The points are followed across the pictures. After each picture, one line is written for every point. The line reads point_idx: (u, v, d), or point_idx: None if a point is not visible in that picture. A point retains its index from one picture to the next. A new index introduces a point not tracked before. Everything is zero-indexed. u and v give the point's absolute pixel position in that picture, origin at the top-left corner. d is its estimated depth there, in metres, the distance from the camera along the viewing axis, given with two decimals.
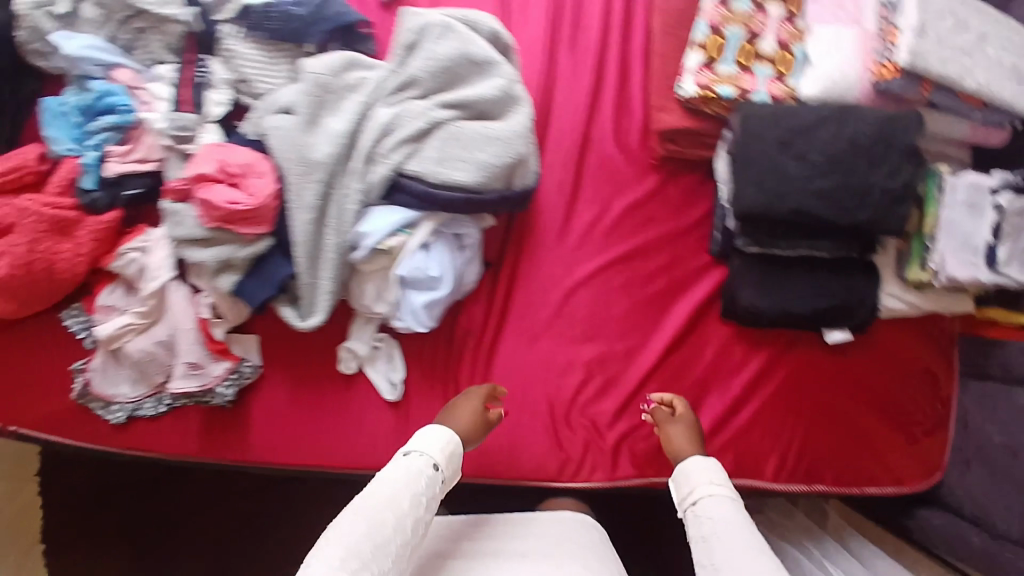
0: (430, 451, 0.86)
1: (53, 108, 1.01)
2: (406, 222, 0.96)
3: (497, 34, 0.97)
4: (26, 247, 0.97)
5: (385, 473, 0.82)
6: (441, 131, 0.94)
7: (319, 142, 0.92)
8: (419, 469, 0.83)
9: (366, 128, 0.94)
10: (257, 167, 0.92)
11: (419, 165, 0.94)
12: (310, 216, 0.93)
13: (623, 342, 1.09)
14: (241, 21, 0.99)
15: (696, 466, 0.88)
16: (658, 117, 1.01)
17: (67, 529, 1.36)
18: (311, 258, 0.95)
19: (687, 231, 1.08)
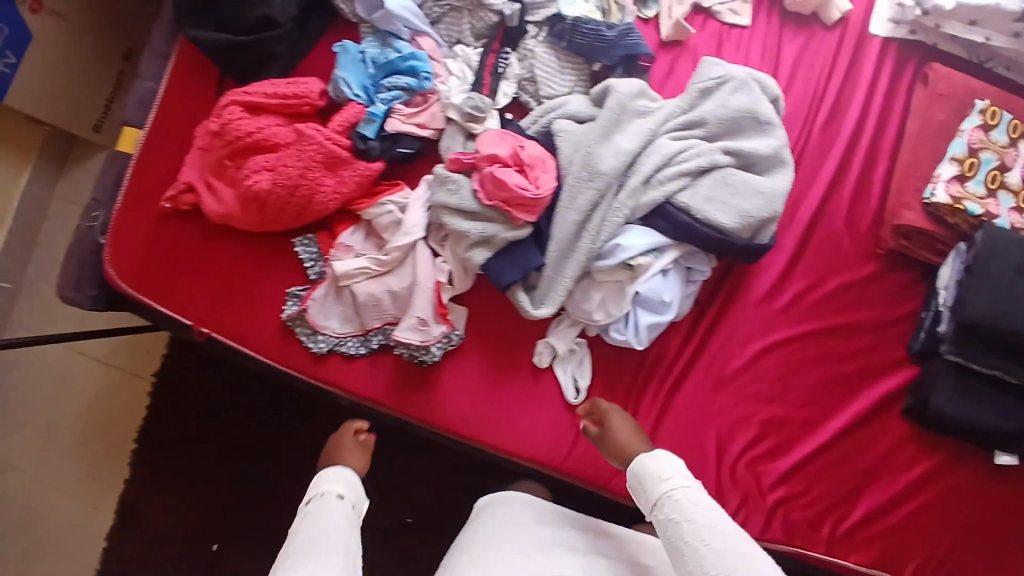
0: (331, 486, 0.90)
1: (354, 52, 1.09)
2: (657, 246, 0.99)
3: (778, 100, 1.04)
4: (298, 171, 1.05)
5: (305, 517, 0.85)
6: (716, 174, 0.99)
7: (605, 153, 0.98)
8: (332, 506, 0.87)
9: (649, 152, 0.99)
10: (545, 163, 0.98)
11: (689, 199, 0.98)
12: (576, 218, 0.98)
13: (804, 411, 1.13)
14: (551, 29, 1.09)
15: (654, 462, 0.85)
16: (900, 214, 1.08)
17: (199, 426, 1.50)
18: (561, 255, 0.99)
19: (889, 324, 1.13)
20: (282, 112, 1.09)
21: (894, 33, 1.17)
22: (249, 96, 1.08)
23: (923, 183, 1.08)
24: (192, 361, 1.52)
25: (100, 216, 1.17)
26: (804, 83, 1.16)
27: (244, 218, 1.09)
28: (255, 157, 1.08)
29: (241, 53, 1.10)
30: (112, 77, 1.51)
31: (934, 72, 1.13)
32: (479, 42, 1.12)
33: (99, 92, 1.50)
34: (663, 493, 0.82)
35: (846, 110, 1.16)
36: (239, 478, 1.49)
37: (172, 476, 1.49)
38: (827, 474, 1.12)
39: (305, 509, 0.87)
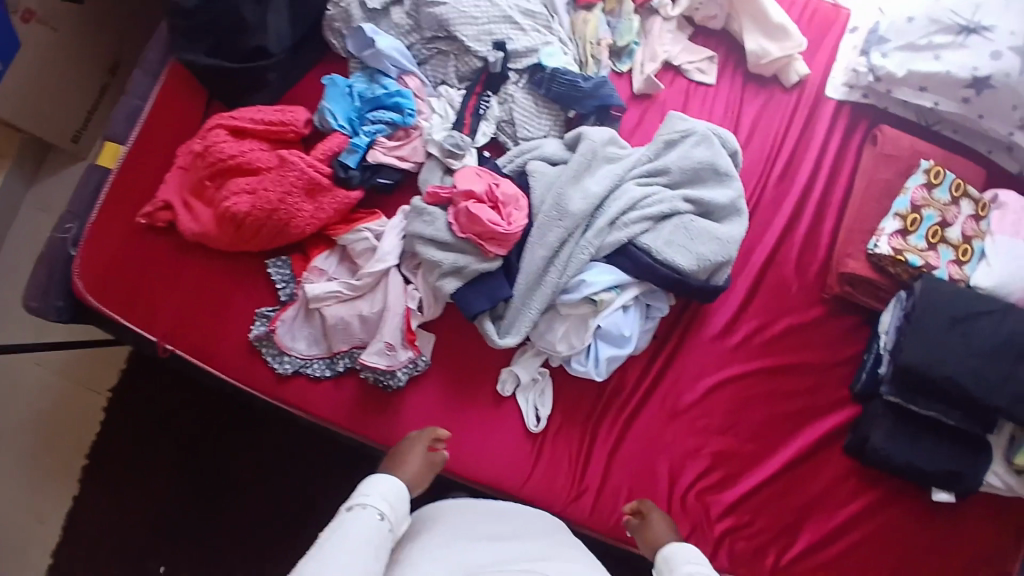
0: (374, 503, 0.85)
1: (341, 86, 1.15)
2: (619, 283, 1.04)
3: (736, 154, 1.13)
4: (279, 196, 1.09)
5: (336, 531, 0.80)
6: (677, 219, 1.06)
7: (574, 195, 1.04)
8: (366, 521, 0.82)
9: (616, 196, 1.05)
10: (518, 201, 1.04)
11: (651, 241, 1.04)
12: (545, 254, 1.03)
13: (751, 444, 1.16)
14: (531, 77, 1.17)
15: (679, 550, 0.94)
16: (846, 263, 1.16)
17: (146, 439, 1.44)
18: (527, 288, 1.04)
19: (834, 365, 1.19)
20: (266, 138, 1.13)
21: (847, 96, 1.28)
22: (235, 120, 1.12)
23: (869, 236, 1.17)
24: (146, 371, 1.47)
25: (73, 229, 1.16)
26: (762, 140, 1.26)
27: (219, 236, 1.12)
28: (236, 179, 1.10)
29: (232, 77, 1.14)
30: (97, 88, 1.50)
31: (881, 133, 1.23)
32: (462, 84, 1.18)
33: (81, 102, 1.48)
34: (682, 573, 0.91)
35: (800, 165, 1.25)
36: (180, 496, 1.42)
37: (112, 491, 1.42)
38: (771, 507, 1.14)
39: (338, 518, 0.83)
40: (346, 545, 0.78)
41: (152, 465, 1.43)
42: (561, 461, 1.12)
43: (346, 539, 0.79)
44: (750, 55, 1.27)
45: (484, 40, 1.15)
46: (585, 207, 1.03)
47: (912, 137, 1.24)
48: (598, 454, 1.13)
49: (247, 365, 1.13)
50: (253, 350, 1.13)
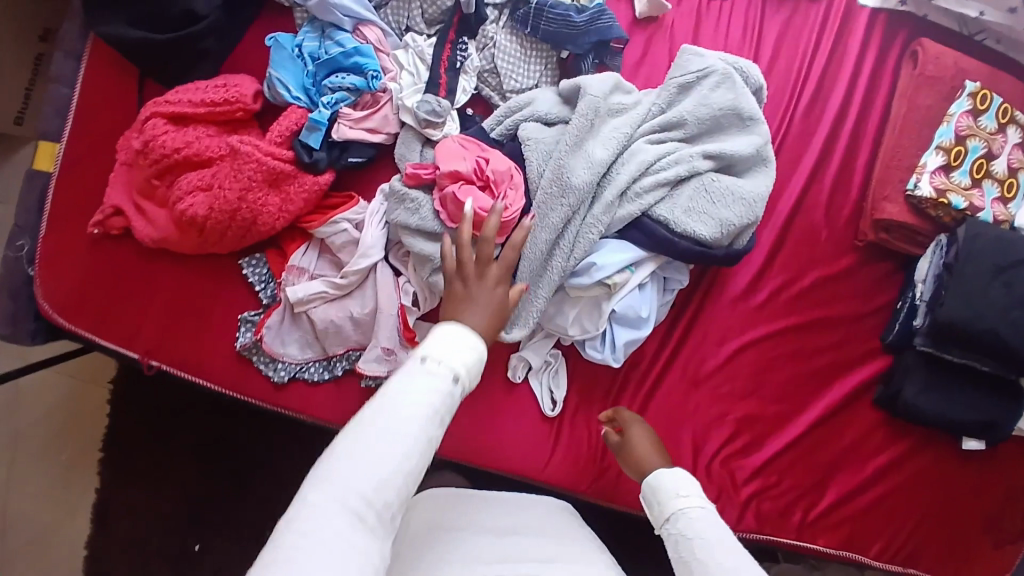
0: (445, 363, 0.66)
1: (289, 47, 0.97)
2: (634, 261, 0.93)
3: (761, 89, 0.98)
4: (237, 194, 0.94)
5: (396, 389, 0.63)
6: (694, 183, 0.93)
7: (576, 167, 0.90)
8: (434, 388, 0.64)
9: (623, 160, 0.92)
10: (512, 177, 0.90)
11: (667, 210, 0.92)
12: (548, 237, 0.91)
13: (778, 406, 1.11)
14: (512, 15, 0.99)
15: (672, 476, 0.77)
16: (881, 207, 1.05)
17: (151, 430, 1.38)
18: (531, 274, 0.93)
19: (863, 317, 1.12)
20: (212, 121, 0.97)
21: (883, 3, 1.10)
22: (172, 105, 0.96)
23: (907, 174, 1.05)
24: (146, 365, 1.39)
25: (26, 246, 1.05)
26: (787, 63, 1.09)
27: (183, 240, 0.99)
28: (186, 175, 0.96)
29: (162, 51, 0.96)
30: (30, 60, 1.23)
31: (923, 48, 1.07)
32: (432, 29, 1.00)
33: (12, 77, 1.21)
34: (676, 507, 0.74)
35: (830, 92, 1.10)
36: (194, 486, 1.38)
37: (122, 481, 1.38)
38: (798, 466, 1.11)
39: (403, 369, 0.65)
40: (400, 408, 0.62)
41: (156, 463, 1.38)
42: (580, 441, 1.08)
43: (404, 400, 0.62)
44: None
45: None
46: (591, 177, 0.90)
47: (956, 52, 1.08)
48: None
49: (235, 375, 1.04)
50: (241, 359, 1.04)
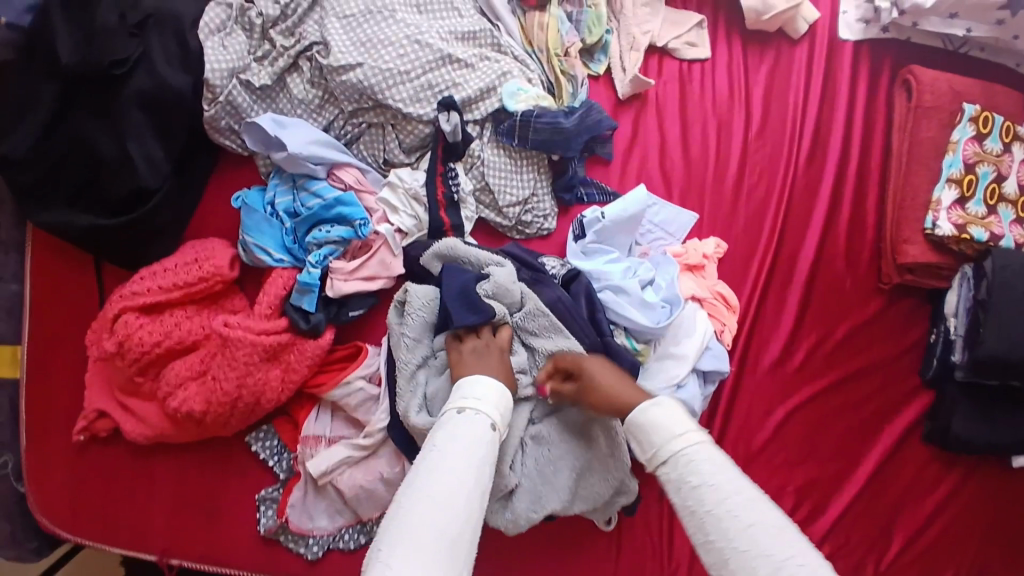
0: (487, 411, 0.74)
1: (260, 207, 0.88)
2: (639, 337, 0.93)
3: (558, 352, 0.87)
4: (235, 380, 0.85)
5: (449, 438, 0.69)
6: (515, 293, 0.88)
7: (549, 259, 0.95)
8: (474, 430, 0.71)
9: (540, 333, 0.88)
10: (537, 337, 0.88)
11: (489, 260, 0.89)
12: (495, 279, 0.87)
13: (832, 462, 1.06)
14: (495, 126, 0.91)
15: (662, 413, 0.70)
16: (904, 249, 1.03)
17: None
18: (431, 250, 0.89)
19: (901, 355, 1.09)
20: (187, 300, 0.88)
21: (864, 35, 1.11)
22: (142, 296, 0.86)
23: (923, 213, 1.03)
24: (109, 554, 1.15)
25: (10, 463, 0.95)
26: (779, 116, 1.07)
27: (183, 432, 0.90)
28: (170, 366, 0.87)
29: (120, 236, 0.86)
30: None
31: (914, 77, 1.06)
32: (412, 156, 0.91)
33: None
34: (676, 451, 0.68)
35: (829, 135, 1.08)
36: None
37: None
38: (862, 519, 1.05)
39: (448, 424, 0.71)
40: (453, 456, 0.67)
41: None
42: (645, 551, 0.94)
43: (452, 451, 0.68)
44: (748, 12, 1.07)
45: (425, 98, 0.86)
46: (453, 307, 0.85)
47: (948, 73, 1.08)
48: (679, 540, 0.95)
49: (253, 559, 0.93)
50: (258, 542, 0.94)
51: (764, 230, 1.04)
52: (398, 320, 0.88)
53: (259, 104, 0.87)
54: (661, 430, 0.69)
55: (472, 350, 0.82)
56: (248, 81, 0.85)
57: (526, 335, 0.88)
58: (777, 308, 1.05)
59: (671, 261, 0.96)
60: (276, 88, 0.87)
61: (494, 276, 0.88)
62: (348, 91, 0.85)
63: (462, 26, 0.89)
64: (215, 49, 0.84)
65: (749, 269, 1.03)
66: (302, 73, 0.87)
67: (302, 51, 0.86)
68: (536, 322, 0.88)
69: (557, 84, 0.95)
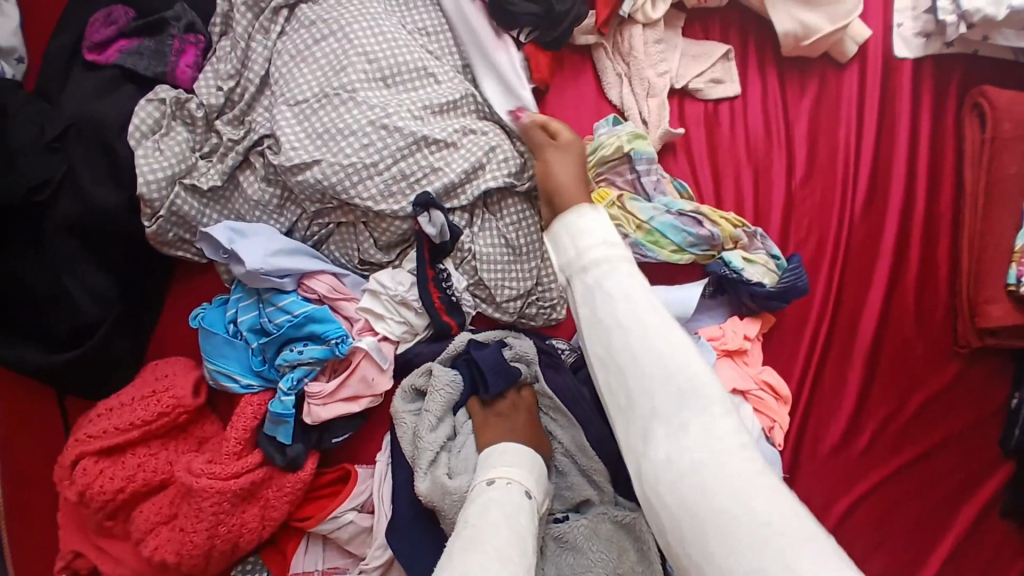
0: (522, 478, 0.64)
1: (221, 327, 0.76)
2: None
3: (583, 439, 0.76)
4: (205, 532, 0.73)
5: (483, 509, 0.59)
6: (534, 366, 0.77)
7: (559, 340, 0.81)
8: (512, 500, 0.61)
9: (568, 404, 0.77)
10: (564, 417, 0.77)
11: (503, 334, 0.79)
12: (516, 348, 0.77)
13: (917, 570, 0.86)
14: (484, 215, 0.79)
15: (586, 219, 0.54)
16: (983, 310, 0.85)
17: None
18: (445, 352, 0.77)
19: (986, 429, 0.92)
20: (151, 436, 0.77)
21: (925, 51, 0.93)
22: (97, 439, 0.75)
23: (1006, 264, 0.86)
24: None
25: None
26: (828, 157, 0.90)
27: None
28: (139, 510, 0.76)
29: (63, 376, 0.74)
30: None
31: (988, 99, 0.89)
32: (392, 253, 0.78)
33: None
34: (588, 252, 0.53)
35: (889, 174, 0.91)
36: None
37: None
38: None
39: (478, 493, 0.61)
40: (493, 529, 0.55)
41: None
42: None
43: (488, 520, 0.57)
44: (783, 37, 0.91)
45: (397, 193, 0.72)
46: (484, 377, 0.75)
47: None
48: None
49: None
50: None
51: (814, 295, 0.90)
52: (412, 407, 0.76)
53: (211, 209, 0.75)
54: (596, 260, 0.53)
55: (500, 414, 0.73)
56: (194, 185, 0.72)
57: (551, 415, 0.77)
58: (834, 382, 0.89)
59: (710, 349, 0.81)
60: (228, 188, 0.75)
61: (515, 347, 0.77)
62: (308, 192, 0.71)
63: (441, 97, 0.75)
64: (149, 151, 0.71)
65: (799, 341, 0.89)
66: (254, 170, 0.74)
67: (253, 145, 0.73)
68: (559, 399, 0.77)
69: (629, 213, 0.82)
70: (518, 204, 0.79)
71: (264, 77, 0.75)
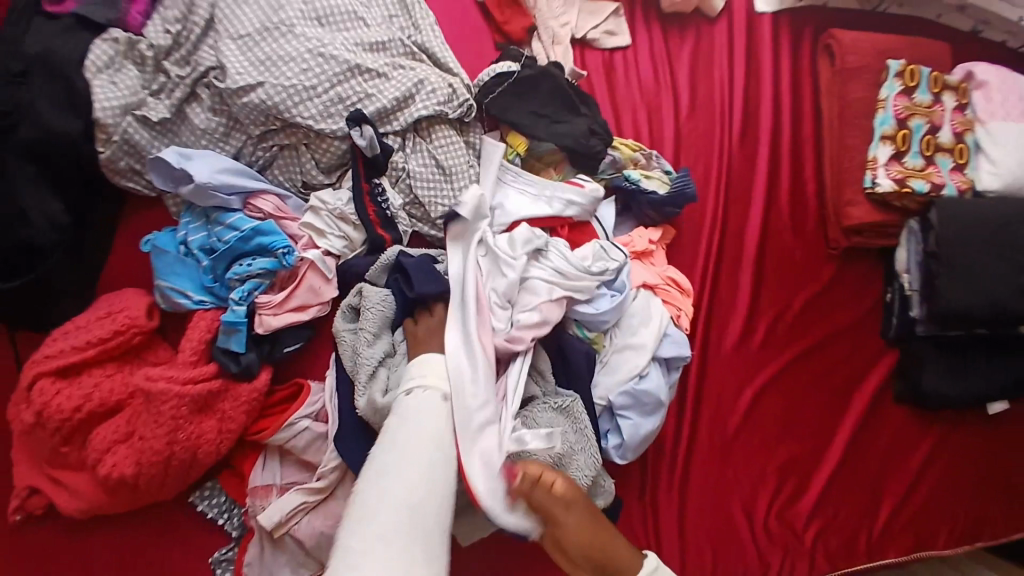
0: (438, 382, 0.75)
1: (174, 247, 0.81)
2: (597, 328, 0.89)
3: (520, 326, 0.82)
4: (164, 437, 0.77)
5: (401, 420, 0.70)
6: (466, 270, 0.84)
7: None
8: (429, 405, 0.72)
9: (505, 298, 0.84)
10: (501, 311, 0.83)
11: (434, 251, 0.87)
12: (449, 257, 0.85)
13: (811, 439, 1.02)
14: (415, 138, 0.88)
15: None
16: (847, 211, 1.01)
17: None
18: (376, 265, 0.84)
19: (863, 319, 1.07)
20: (106, 357, 0.80)
21: (780, 6, 1.12)
22: (52, 359, 0.78)
23: (861, 172, 1.02)
24: None
25: None
26: (708, 93, 1.06)
27: (114, 506, 0.80)
28: (93, 431, 0.78)
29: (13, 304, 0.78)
30: None
31: (835, 40, 1.08)
32: (332, 175, 0.87)
33: None
34: None
35: (759, 106, 1.07)
36: None
37: None
38: (848, 491, 1.01)
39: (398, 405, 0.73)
40: (406, 441, 0.67)
41: None
42: None
43: (406, 432, 0.69)
44: None
45: (335, 113, 0.82)
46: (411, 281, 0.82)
47: (866, 33, 1.09)
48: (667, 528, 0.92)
49: None
50: None
51: (709, 210, 1.03)
52: (350, 325, 0.83)
53: (160, 140, 0.81)
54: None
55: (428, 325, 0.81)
56: (145, 116, 0.80)
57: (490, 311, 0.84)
58: (733, 283, 1.02)
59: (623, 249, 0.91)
60: (177, 121, 0.82)
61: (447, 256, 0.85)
62: (252, 113, 0.80)
63: (370, 37, 0.86)
64: (104, 84, 0.78)
65: (700, 250, 1.02)
66: (202, 102, 0.83)
67: (199, 78, 0.82)
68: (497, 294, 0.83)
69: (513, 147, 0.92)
70: (447, 130, 0.89)
71: (209, 20, 0.83)
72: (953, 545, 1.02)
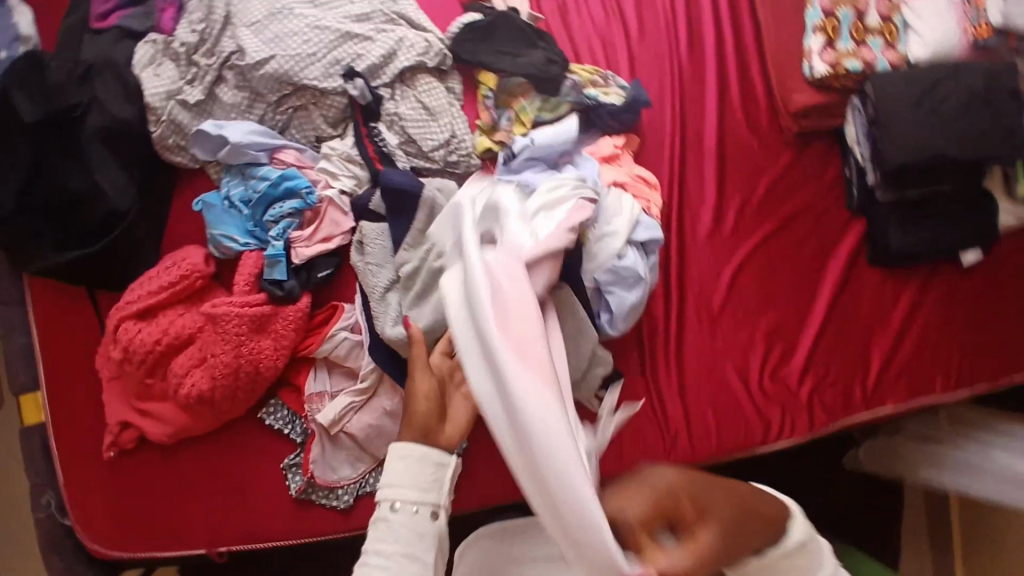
0: (407, 496, 0.72)
1: (220, 203, 0.99)
2: None
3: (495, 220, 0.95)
4: (232, 352, 0.94)
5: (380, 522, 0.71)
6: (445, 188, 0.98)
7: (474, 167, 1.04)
8: (405, 515, 0.72)
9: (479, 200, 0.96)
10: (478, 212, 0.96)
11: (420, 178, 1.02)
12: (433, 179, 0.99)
13: (792, 306, 1.13)
14: (401, 87, 1.04)
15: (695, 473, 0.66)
16: (792, 97, 1.15)
17: None
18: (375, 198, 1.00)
19: (825, 195, 1.19)
20: (177, 299, 0.98)
21: None
22: (136, 304, 0.96)
23: (800, 61, 1.15)
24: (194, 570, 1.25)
25: (53, 499, 0.99)
26: (654, 18, 1.20)
27: (201, 423, 0.97)
28: (175, 360, 0.95)
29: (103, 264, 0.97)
30: None
31: None
32: (339, 128, 1.04)
33: None
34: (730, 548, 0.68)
35: (701, 23, 1.21)
36: None
37: None
38: (832, 346, 1.12)
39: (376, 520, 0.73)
40: (394, 539, 0.71)
41: None
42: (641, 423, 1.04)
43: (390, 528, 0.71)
44: None
45: (334, 73, 0.99)
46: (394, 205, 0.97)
47: None
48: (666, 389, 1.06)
49: (294, 526, 1.00)
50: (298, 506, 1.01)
51: (669, 118, 1.16)
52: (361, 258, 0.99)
53: (198, 118, 1.00)
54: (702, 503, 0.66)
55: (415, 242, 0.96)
56: (184, 99, 0.98)
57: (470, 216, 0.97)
58: (699, 179, 1.16)
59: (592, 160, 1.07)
60: (210, 101, 1.00)
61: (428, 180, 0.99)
62: (268, 81, 0.98)
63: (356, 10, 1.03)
64: (150, 79, 0.98)
65: (665, 154, 1.15)
66: (228, 82, 1.00)
67: (224, 62, 0.99)
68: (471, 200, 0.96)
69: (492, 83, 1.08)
70: (428, 77, 1.05)
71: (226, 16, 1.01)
72: (934, 381, 1.12)
